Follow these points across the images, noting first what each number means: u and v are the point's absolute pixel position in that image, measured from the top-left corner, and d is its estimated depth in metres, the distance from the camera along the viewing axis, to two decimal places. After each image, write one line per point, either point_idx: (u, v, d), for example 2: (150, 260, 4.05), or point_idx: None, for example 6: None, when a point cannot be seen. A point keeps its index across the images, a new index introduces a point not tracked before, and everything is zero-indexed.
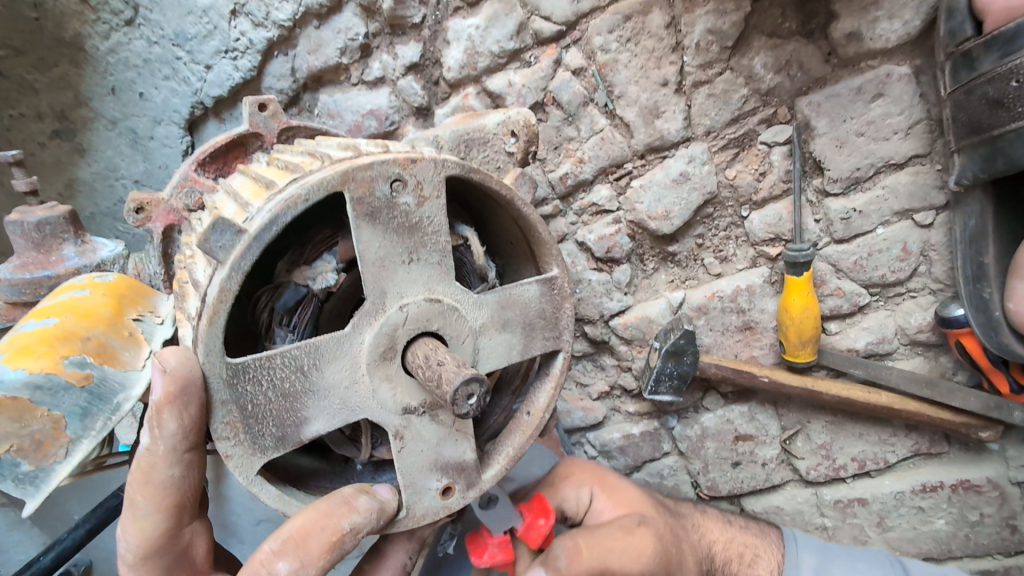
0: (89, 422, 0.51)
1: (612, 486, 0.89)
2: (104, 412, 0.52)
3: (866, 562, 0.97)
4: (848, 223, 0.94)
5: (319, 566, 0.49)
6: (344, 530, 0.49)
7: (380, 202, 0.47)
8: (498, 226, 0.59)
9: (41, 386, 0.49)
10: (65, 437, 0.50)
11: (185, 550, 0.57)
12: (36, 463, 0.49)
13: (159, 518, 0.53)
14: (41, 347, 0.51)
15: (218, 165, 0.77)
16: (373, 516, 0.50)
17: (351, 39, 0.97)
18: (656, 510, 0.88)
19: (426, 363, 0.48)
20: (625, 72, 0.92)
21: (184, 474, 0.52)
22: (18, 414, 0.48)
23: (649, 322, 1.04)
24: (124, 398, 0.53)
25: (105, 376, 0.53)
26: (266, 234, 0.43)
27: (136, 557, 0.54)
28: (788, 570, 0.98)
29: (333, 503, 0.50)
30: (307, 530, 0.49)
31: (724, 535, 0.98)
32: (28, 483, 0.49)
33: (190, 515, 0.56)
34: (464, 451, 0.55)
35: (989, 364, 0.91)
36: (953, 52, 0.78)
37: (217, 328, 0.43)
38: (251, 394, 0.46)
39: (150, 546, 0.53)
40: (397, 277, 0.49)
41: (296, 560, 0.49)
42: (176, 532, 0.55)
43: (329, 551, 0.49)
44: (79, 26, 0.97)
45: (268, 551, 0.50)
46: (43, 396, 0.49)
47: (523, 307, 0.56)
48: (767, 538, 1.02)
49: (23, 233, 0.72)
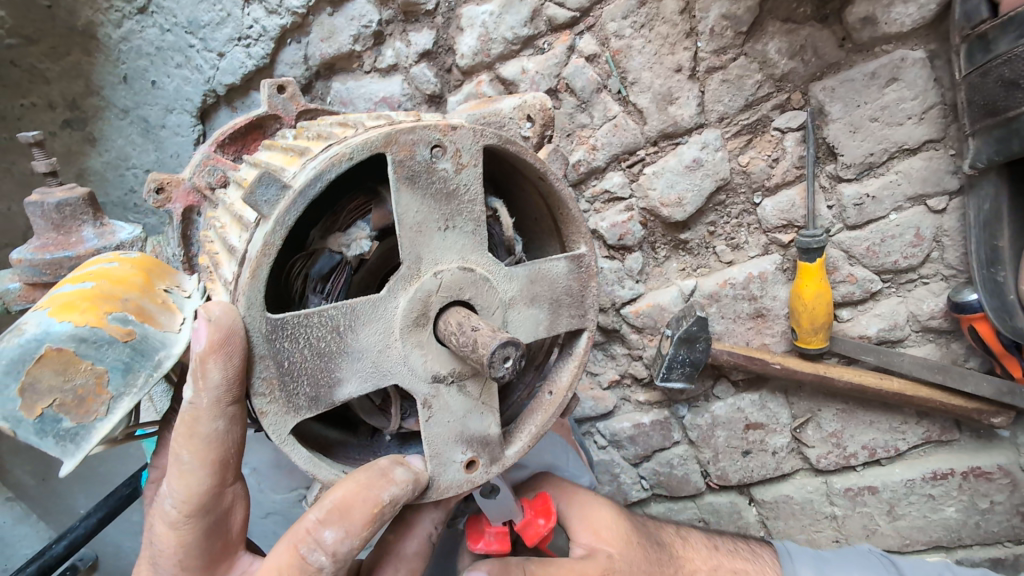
0: (131, 378, 0.51)
1: (584, 506, 0.85)
2: (146, 368, 0.52)
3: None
4: (861, 209, 0.95)
5: (362, 537, 0.51)
6: (385, 502, 0.50)
7: (420, 166, 0.48)
8: (524, 202, 0.59)
9: (86, 339, 0.50)
10: (106, 394, 0.51)
11: (227, 513, 0.58)
12: (77, 420, 0.50)
13: (204, 474, 0.53)
14: (84, 303, 0.52)
15: (237, 147, 0.79)
16: (409, 488, 0.51)
17: (364, 27, 0.97)
18: (624, 548, 0.82)
19: (460, 330, 0.48)
20: (638, 58, 0.92)
21: (228, 429, 0.51)
22: (62, 367, 0.49)
23: (660, 310, 1.05)
24: (165, 355, 0.53)
25: (147, 334, 0.53)
26: (311, 191, 0.43)
27: (181, 514, 0.55)
28: None
29: (372, 475, 0.51)
30: (351, 501, 0.50)
31: (707, 564, 0.93)
32: (70, 441, 0.50)
33: (234, 476, 0.56)
34: (488, 425, 0.55)
35: (1003, 350, 0.91)
36: (969, 35, 0.78)
37: (259, 281, 0.44)
38: (288, 351, 0.46)
39: (194, 503, 0.54)
40: (433, 243, 0.50)
41: (341, 530, 0.50)
42: (219, 492, 0.55)
43: (371, 522, 0.50)
44: (91, 14, 0.97)
45: (312, 520, 0.52)
46: (88, 349, 0.50)
47: (550, 283, 0.57)
48: (757, 561, 0.97)
49: (43, 214, 0.72)
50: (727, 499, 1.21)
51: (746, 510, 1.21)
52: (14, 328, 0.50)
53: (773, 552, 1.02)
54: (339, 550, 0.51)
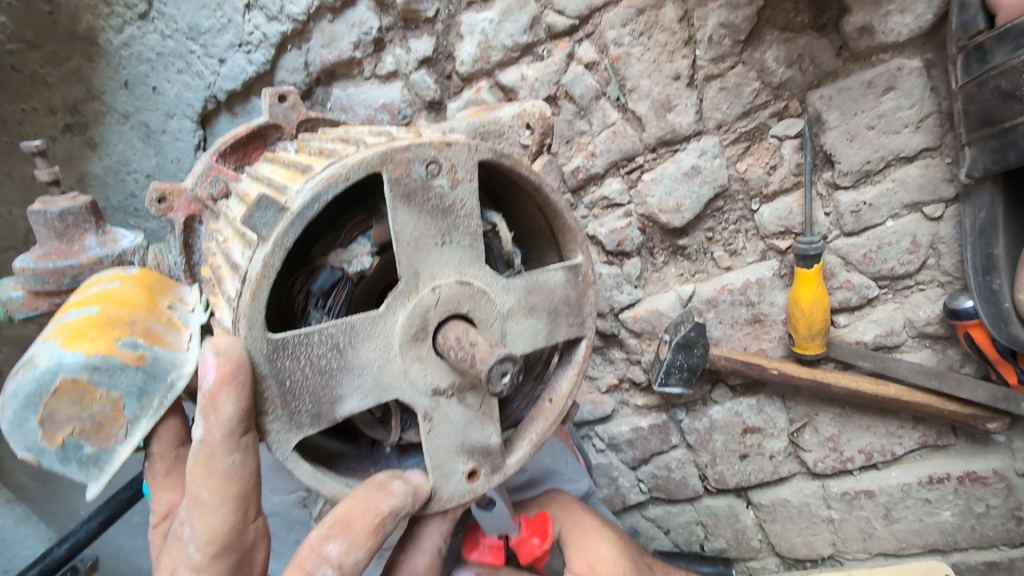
0: (146, 401, 0.52)
1: (585, 535, 0.84)
2: (160, 391, 0.53)
3: None
4: (858, 216, 0.95)
5: (367, 548, 0.51)
6: (385, 513, 0.50)
7: (416, 183, 0.48)
8: (523, 214, 0.60)
9: (99, 367, 0.50)
10: (123, 418, 0.52)
11: (250, 551, 0.57)
12: (98, 446, 0.51)
13: (225, 510, 0.53)
14: (94, 330, 0.52)
15: (238, 156, 0.79)
16: (408, 500, 0.52)
17: (364, 33, 0.97)
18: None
19: (458, 344, 0.49)
20: (637, 65, 0.93)
21: (244, 462, 0.52)
22: (78, 397, 0.50)
23: (659, 315, 1.05)
24: (178, 376, 0.54)
25: (158, 356, 0.53)
26: (308, 212, 0.44)
27: (205, 557, 0.54)
28: None
29: (369, 489, 0.52)
30: (351, 515, 0.50)
31: None
32: (93, 466, 0.51)
33: (255, 511, 0.56)
34: (489, 435, 0.56)
35: (998, 356, 0.92)
36: (966, 45, 0.79)
37: (259, 303, 0.44)
38: (289, 370, 0.47)
39: (219, 542, 0.54)
40: (430, 258, 0.50)
41: (346, 542, 0.50)
42: (242, 529, 0.55)
43: (374, 533, 0.50)
44: (93, 20, 0.97)
45: (316, 536, 0.52)
46: (101, 378, 0.50)
47: (548, 293, 0.57)
48: None
49: (46, 223, 0.72)
50: (725, 502, 1.21)
51: (744, 513, 1.22)
52: (28, 361, 0.50)
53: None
54: (346, 562, 0.51)
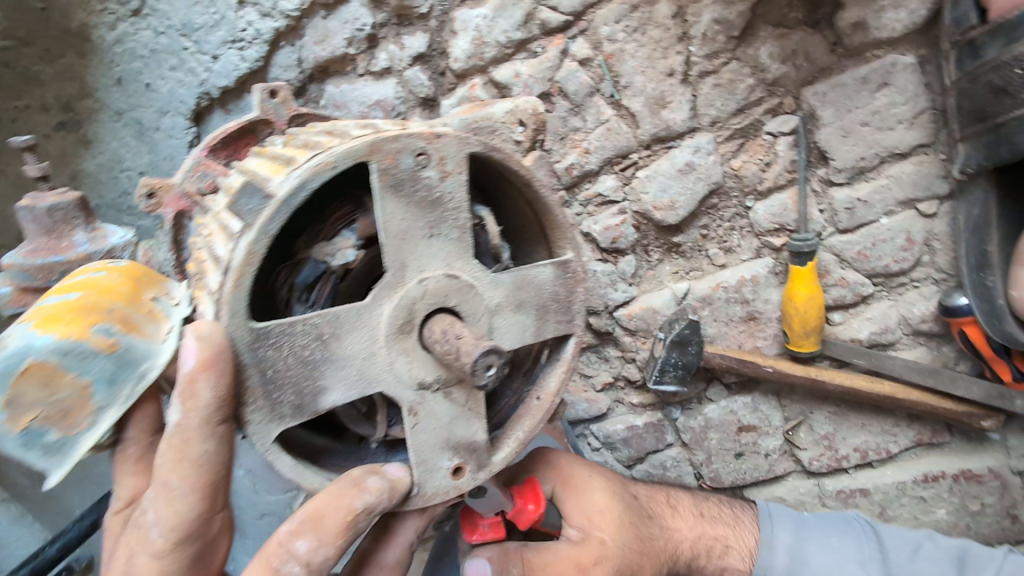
0: (116, 390, 0.52)
1: (578, 490, 0.82)
2: (131, 380, 0.52)
3: (839, 537, 0.96)
4: (853, 213, 0.95)
5: (337, 545, 0.51)
6: (358, 510, 0.50)
7: (404, 174, 0.48)
8: (511, 209, 0.60)
9: (70, 352, 0.50)
10: (92, 405, 0.52)
11: (212, 541, 0.57)
12: (63, 432, 0.50)
13: (193, 499, 0.53)
14: (69, 315, 0.52)
15: (227, 152, 0.78)
16: (383, 495, 0.51)
17: (358, 30, 0.97)
18: (617, 532, 0.79)
19: (443, 337, 0.49)
20: (631, 61, 0.93)
21: (216, 451, 0.52)
22: (46, 380, 0.50)
23: (654, 314, 1.05)
24: (150, 366, 0.53)
25: (131, 345, 0.53)
26: (294, 199, 0.44)
27: (168, 543, 0.53)
28: (764, 549, 0.95)
29: (344, 484, 0.51)
30: (323, 510, 0.50)
31: (694, 531, 0.92)
32: (56, 454, 0.50)
33: (222, 502, 0.56)
34: (475, 431, 0.56)
35: (991, 353, 0.92)
36: (958, 41, 0.78)
37: (242, 290, 0.44)
38: (272, 359, 0.47)
39: (182, 530, 0.53)
40: (417, 250, 0.50)
41: (315, 539, 0.50)
42: (207, 519, 0.55)
43: (345, 530, 0.50)
44: (85, 16, 0.97)
45: (285, 532, 0.51)
46: (72, 362, 0.50)
47: (537, 288, 0.57)
48: (744, 516, 0.99)
49: (35, 218, 0.72)
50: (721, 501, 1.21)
51: None
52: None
53: (756, 509, 1.01)
54: (314, 560, 0.50)
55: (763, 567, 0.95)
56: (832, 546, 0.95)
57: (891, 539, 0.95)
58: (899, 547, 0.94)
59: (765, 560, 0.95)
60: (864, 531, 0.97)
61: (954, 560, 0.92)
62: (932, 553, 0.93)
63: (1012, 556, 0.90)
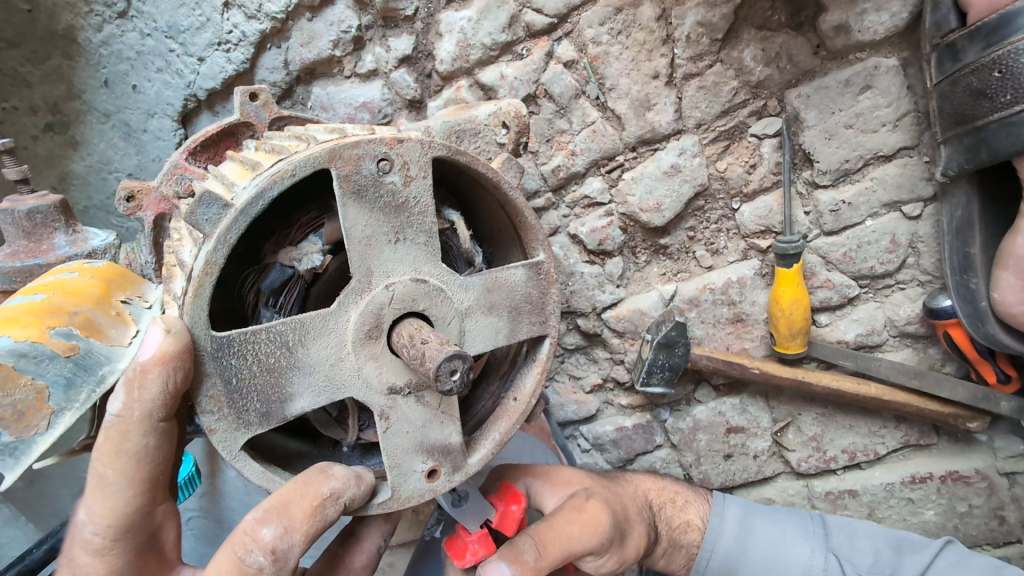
0: (73, 394, 0.51)
1: (545, 471, 0.88)
2: (89, 384, 0.52)
3: (788, 515, 1.00)
4: (838, 215, 0.95)
5: (304, 532, 0.50)
6: (325, 495, 0.50)
7: (367, 180, 0.48)
8: (485, 211, 0.60)
9: (26, 354, 0.49)
10: (47, 408, 0.50)
11: (156, 533, 0.58)
12: (17, 435, 0.49)
13: (131, 493, 0.53)
14: (28, 317, 0.52)
15: (208, 155, 0.79)
16: (350, 482, 0.52)
17: (344, 32, 0.97)
18: (590, 481, 0.87)
19: (410, 342, 0.49)
20: (616, 64, 0.92)
21: (158, 443, 0.53)
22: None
23: (641, 315, 1.04)
24: (109, 370, 0.53)
25: (91, 349, 0.53)
26: (253, 208, 0.44)
27: (106, 538, 0.54)
28: (715, 517, 0.98)
29: (310, 474, 0.52)
30: (289, 497, 0.50)
31: (655, 484, 0.98)
32: (8, 456, 0.49)
33: (162, 494, 0.57)
34: (450, 434, 0.56)
35: (976, 355, 0.93)
36: (939, 44, 0.78)
37: (202, 301, 0.44)
38: (235, 368, 0.47)
39: (121, 524, 0.54)
40: (383, 255, 0.50)
41: (281, 526, 0.50)
42: (148, 511, 0.56)
43: (311, 517, 0.50)
44: (71, 18, 0.96)
45: (249, 521, 0.50)
46: (27, 365, 0.49)
47: (509, 290, 0.57)
48: (695, 491, 1.02)
49: (14, 222, 0.71)
50: None
51: None
52: None
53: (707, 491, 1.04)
54: (279, 547, 0.50)
55: (712, 535, 0.98)
56: (779, 521, 0.99)
57: (835, 522, 0.98)
58: (848, 534, 0.97)
59: (714, 528, 0.98)
60: (811, 517, 1.00)
61: (891, 543, 0.96)
62: (872, 533, 0.97)
63: (952, 545, 0.93)
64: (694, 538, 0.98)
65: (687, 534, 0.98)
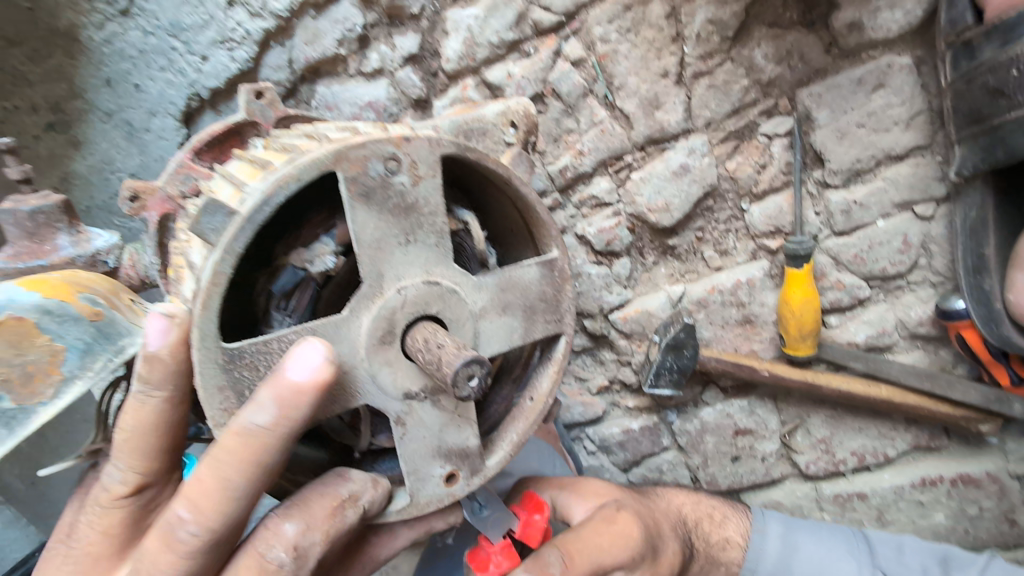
0: (89, 360, 0.54)
1: (575, 485, 0.88)
2: (106, 353, 0.55)
3: (831, 532, 1.01)
4: (849, 215, 0.94)
5: (325, 531, 0.49)
6: (344, 496, 0.50)
7: (374, 181, 0.47)
8: (498, 210, 0.59)
9: (52, 313, 0.53)
10: (58, 374, 0.53)
11: None
12: (20, 400, 0.52)
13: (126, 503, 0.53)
14: (55, 283, 0.55)
15: (214, 154, 0.76)
16: (369, 486, 0.52)
17: (348, 30, 0.95)
18: (619, 493, 0.87)
19: (426, 346, 0.48)
20: (624, 63, 0.91)
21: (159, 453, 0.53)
22: (17, 339, 0.51)
23: (648, 316, 1.03)
24: (128, 343, 0.56)
25: (114, 319, 0.56)
26: (258, 215, 0.43)
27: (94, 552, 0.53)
28: (756, 533, 1.00)
29: (328, 478, 0.52)
30: (310, 496, 0.50)
31: (691, 499, 1.00)
32: (8, 421, 0.51)
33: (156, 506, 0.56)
34: (467, 438, 0.55)
35: (990, 357, 0.91)
36: (954, 41, 0.77)
37: (211, 313, 0.43)
38: (247, 380, 0.47)
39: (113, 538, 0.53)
40: (393, 258, 0.49)
41: (303, 521, 0.49)
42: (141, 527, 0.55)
43: (332, 517, 0.50)
44: (74, 16, 0.94)
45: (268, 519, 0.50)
46: (49, 323, 0.52)
47: (523, 290, 0.56)
48: (735, 507, 1.04)
49: (16, 222, 0.70)
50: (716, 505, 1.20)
51: None
52: None
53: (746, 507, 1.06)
54: (300, 544, 0.49)
55: (754, 555, 0.99)
56: (822, 536, 1.00)
57: (879, 538, 0.99)
58: (889, 552, 0.98)
59: (756, 547, 0.99)
60: (854, 534, 1.01)
61: (939, 559, 0.95)
62: (918, 550, 0.97)
63: (997, 561, 0.93)
64: (735, 555, 0.99)
65: (727, 552, 0.99)
